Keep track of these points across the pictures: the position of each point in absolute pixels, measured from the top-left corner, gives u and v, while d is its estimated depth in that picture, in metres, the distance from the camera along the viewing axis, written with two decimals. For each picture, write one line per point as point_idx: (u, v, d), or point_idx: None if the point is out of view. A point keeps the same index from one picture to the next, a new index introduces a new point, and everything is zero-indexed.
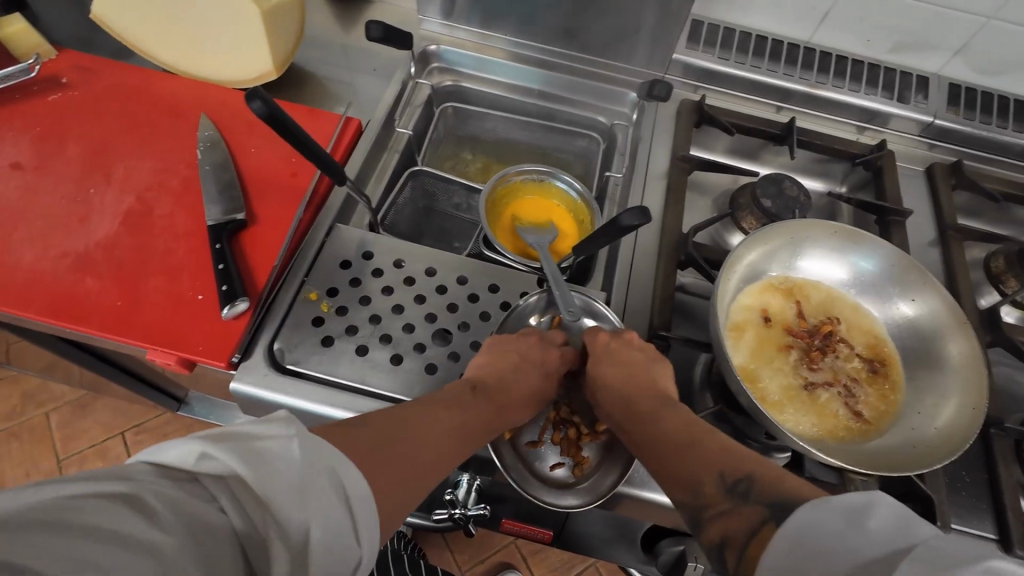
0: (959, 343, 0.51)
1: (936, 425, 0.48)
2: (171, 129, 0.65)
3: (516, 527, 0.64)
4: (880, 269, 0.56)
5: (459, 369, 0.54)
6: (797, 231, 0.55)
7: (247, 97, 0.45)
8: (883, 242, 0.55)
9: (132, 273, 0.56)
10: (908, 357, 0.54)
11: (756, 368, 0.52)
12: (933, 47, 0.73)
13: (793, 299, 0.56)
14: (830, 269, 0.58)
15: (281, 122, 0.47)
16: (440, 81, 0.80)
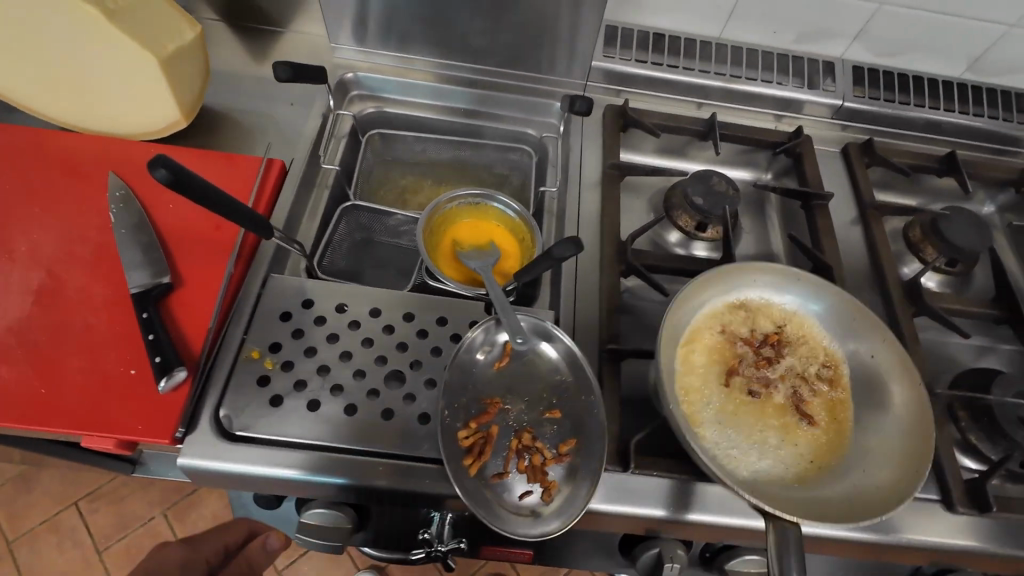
0: (902, 386, 0.53)
1: (885, 466, 0.49)
2: (76, 191, 0.60)
3: (494, 552, 0.63)
4: (822, 307, 0.59)
5: (416, 410, 0.53)
6: (741, 271, 0.57)
7: (150, 164, 0.42)
8: (822, 281, 0.58)
9: (52, 357, 0.51)
10: (856, 393, 0.56)
11: (705, 411, 0.53)
12: (834, 33, 0.77)
13: (740, 338, 0.57)
14: (772, 307, 0.60)
15: (192, 184, 0.44)
16: (363, 109, 0.78)
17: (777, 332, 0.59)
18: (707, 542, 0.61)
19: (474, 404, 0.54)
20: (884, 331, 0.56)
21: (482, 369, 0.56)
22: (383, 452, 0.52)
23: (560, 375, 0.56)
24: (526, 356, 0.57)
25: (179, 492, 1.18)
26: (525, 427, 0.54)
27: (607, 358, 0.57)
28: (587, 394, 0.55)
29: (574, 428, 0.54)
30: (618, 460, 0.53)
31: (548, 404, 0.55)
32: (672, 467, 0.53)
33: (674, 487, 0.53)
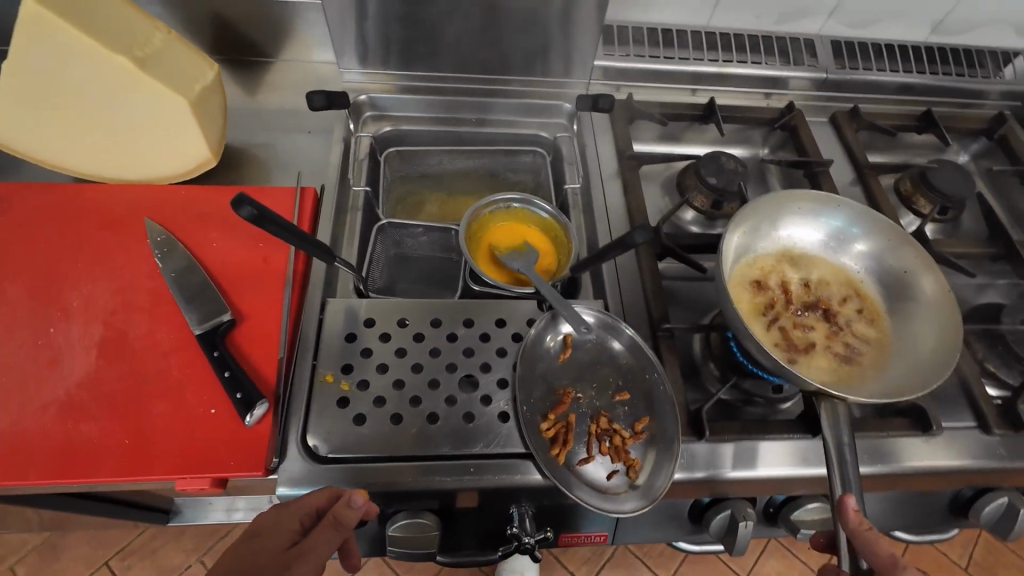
0: (930, 280, 0.61)
1: (926, 343, 0.57)
2: (118, 242, 0.60)
3: (571, 540, 0.65)
4: (855, 226, 0.65)
5: (495, 410, 0.56)
6: (783, 200, 0.64)
7: (236, 204, 0.45)
8: (856, 203, 0.64)
9: (130, 407, 0.51)
10: (889, 295, 0.63)
11: (761, 323, 0.60)
12: (811, 12, 0.83)
13: (786, 259, 0.65)
14: (812, 232, 0.66)
15: (269, 221, 0.48)
16: (379, 129, 0.79)
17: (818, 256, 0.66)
18: (769, 498, 0.64)
19: (548, 397, 0.57)
20: (910, 242, 0.63)
21: (547, 363, 0.59)
22: (471, 454, 0.54)
23: (619, 359, 0.60)
24: (585, 346, 0.60)
25: (214, 536, 1.15)
26: (599, 412, 0.57)
27: (663, 338, 0.61)
28: (650, 371, 0.59)
29: (644, 406, 0.58)
30: (691, 430, 0.56)
31: (615, 388, 0.58)
32: (742, 429, 0.57)
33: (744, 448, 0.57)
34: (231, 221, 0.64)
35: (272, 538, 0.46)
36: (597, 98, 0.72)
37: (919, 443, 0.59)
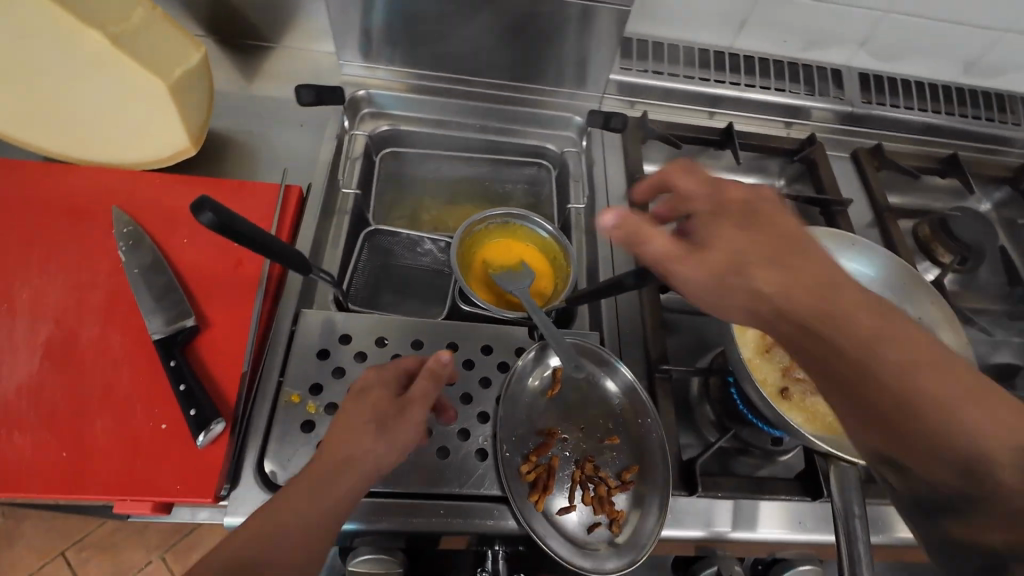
0: (948, 333, 0.56)
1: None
2: (80, 232, 0.56)
3: None
4: (871, 266, 0.61)
5: (473, 446, 0.52)
6: None
7: (197, 208, 0.42)
8: (872, 244, 0.60)
9: (74, 417, 0.47)
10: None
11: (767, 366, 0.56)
12: (842, 41, 0.79)
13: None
14: None
15: (235, 228, 0.44)
16: (375, 127, 0.73)
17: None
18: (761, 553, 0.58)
19: (531, 435, 0.53)
20: (929, 293, 0.59)
21: (533, 399, 0.54)
22: (443, 493, 0.50)
23: (610, 400, 0.56)
24: (575, 382, 0.56)
25: (177, 533, 1.10)
26: (585, 456, 0.53)
27: (659, 380, 0.57)
28: (642, 415, 0.54)
29: (634, 453, 0.54)
30: (683, 483, 0.52)
31: (604, 430, 0.54)
32: (737, 486, 0.53)
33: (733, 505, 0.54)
34: None
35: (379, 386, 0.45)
36: (609, 115, 0.70)
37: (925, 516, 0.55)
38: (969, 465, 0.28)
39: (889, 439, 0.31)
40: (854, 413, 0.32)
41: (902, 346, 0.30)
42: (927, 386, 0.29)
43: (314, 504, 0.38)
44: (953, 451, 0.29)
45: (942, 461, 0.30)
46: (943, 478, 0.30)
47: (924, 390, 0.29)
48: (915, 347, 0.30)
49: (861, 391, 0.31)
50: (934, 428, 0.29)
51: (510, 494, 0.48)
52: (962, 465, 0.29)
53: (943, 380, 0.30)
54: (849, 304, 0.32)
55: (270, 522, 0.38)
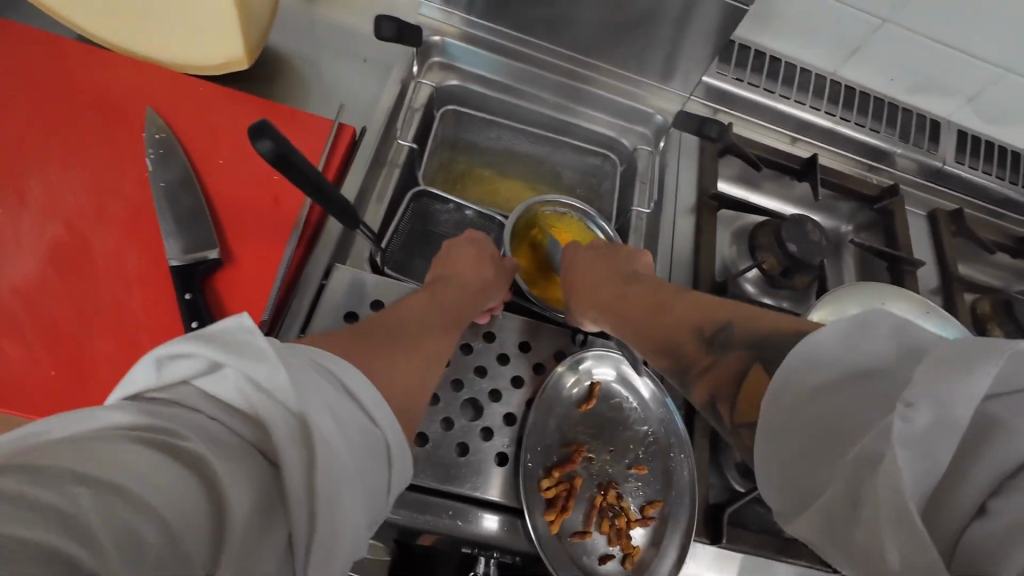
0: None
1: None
2: (107, 127, 0.50)
3: None
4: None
5: (494, 448, 0.47)
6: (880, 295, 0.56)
7: (257, 132, 0.37)
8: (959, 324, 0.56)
9: (71, 333, 0.43)
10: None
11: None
12: (948, 92, 0.74)
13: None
14: None
15: (291, 163, 0.39)
16: (443, 80, 0.67)
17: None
18: None
19: (556, 448, 0.49)
20: None
21: (564, 409, 0.50)
22: (453, 493, 0.45)
23: (645, 426, 0.51)
24: (611, 399, 0.52)
25: None
26: (609, 480, 0.49)
27: (699, 415, 0.53)
28: (675, 450, 0.51)
29: (660, 487, 0.50)
30: (706, 530, 0.49)
31: (633, 457, 0.50)
32: (758, 543, 0.50)
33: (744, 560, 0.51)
34: (247, 141, 0.53)
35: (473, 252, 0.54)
36: (704, 122, 0.64)
37: None
38: (767, 344, 0.35)
39: (711, 389, 0.38)
40: (681, 366, 0.41)
41: (711, 324, 0.40)
42: (707, 364, 0.39)
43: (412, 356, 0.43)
44: (759, 333, 0.36)
45: (807, 479, 0.29)
46: (808, 483, 0.29)
47: (692, 354, 0.40)
48: (722, 316, 0.40)
49: (665, 337, 0.43)
50: (721, 381, 0.37)
51: (527, 511, 0.44)
52: (757, 338, 0.36)
53: (694, 348, 0.40)
54: (700, 305, 0.42)
55: (392, 331, 0.44)
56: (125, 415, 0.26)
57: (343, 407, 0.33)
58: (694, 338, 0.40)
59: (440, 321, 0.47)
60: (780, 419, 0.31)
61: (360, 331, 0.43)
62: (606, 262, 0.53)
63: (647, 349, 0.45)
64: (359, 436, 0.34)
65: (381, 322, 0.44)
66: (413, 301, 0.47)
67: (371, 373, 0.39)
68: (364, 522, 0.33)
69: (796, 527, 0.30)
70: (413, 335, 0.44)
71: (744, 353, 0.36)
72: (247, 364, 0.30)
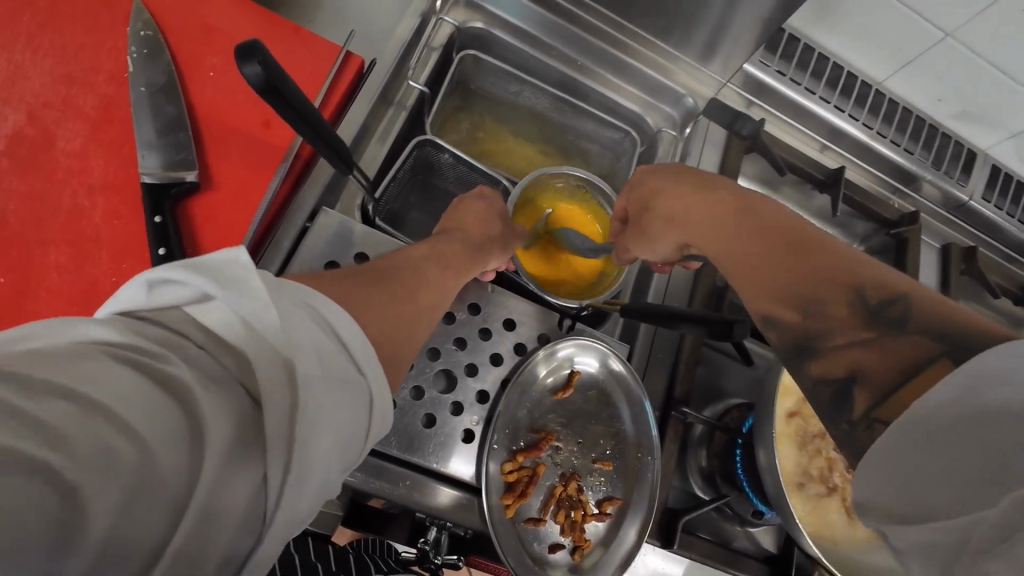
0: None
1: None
2: (87, 14, 0.45)
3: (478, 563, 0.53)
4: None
5: (460, 425, 0.46)
6: None
7: (246, 53, 0.32)
8: None
9: (26, 237, 0.40)
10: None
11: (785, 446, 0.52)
12: (994, 123, 0.70)
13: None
14: None
15: (280, 91, 0.34)
16: (467, 20, 0.61)
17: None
18: None
19: (524, 432, 0.47)
20: None
21: (540, 393, 0.49)
22: (414, 464, 0.44)
23: (618, 423, 0.50)
24: (588, 391, 0.50)
25: None
26: (572, 472, 0.48)
27: (672, 419, 0.52)
28: (645, 450, 0.49)
29: (622, 485, 0.49)
30: (658, 533, 0.49)
31: (600, 453, 0.49)
32: (707, 552, 0.50)
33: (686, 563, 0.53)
34: None
35: (487, 204, 0.50)
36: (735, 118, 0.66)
37: None
38: (957, 338, 0.28)
39: (851, 369, 0.31)
40: (807, 336, 0.33)
41: (875, 293, 0.31)
42: (865, 341, 0.31)
43: (420, 295, 0.38)
44: (941, 321, 0.29)
45: (922, 490, 0.25)
46: (933, 494, 0.25)
47: (840, 325, 0.32)
48: (896, 286, 0.31)
49: (795, 290, 0.34)
50: (877, 366, 0.30)
51: (485, 491, 0.43)
52: (941, 327, 0.29)
53: (846, 315, 0.32)
54: (832, 251, 0.35)
55: (399, 275, 0.38)
56: (109, 331, 0.20)
57: (331, 353, 0.25)
58: (849, 303, 0.32)
59: (442, 271, 0.42)
60: (908, 420, 0.26)
61: (360, 276, 0.35)
62: (695, 180, 0.45)
63: (755, 304, 0.37)
64: (342, 389, 0.25)
65: (386, 268, 0.38)
66: (411, 249, 0.42)
67: (365, 327, 0.31)
68: (313, 479, 0.24)
69: (881, 525, 0.26)
70: (411, 282, 0.38)
71: (926, 343, 0.29)
72: (236, 297, 0.23)
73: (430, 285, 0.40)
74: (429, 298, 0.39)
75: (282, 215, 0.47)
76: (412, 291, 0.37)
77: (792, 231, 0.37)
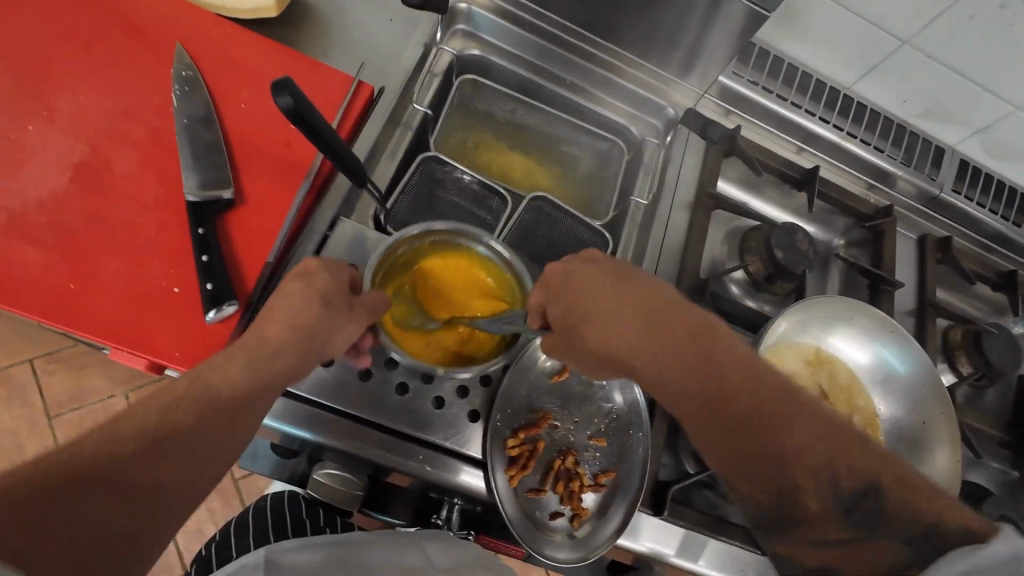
0: (946, 457, 0.55)
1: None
2: (135, 57, 0.52)
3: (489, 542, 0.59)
4: (892, 365, 0.59)
5: (467, 406, 0.51)
6: (847, 307, 0.57)
7: (278, 86, 0.39)
8: (918, 348, 0.57)
9: (88, 250, 0.46)
10: (900, 442, 0.58)
11: None
12: (960, 121, 0.74)
13: (818, 364, 0.59)
14: (857, 353, 0.59)
15: (305, 118, 0.41)
16: (465, 48, 0.68)
17: (851, 374, 0.60)
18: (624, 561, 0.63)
19: (524, 413, 0.52)
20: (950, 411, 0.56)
21: (538, 376, 0.54)
22: (428, 441, 0.50)
23: (611, 403, 0.55)
24: (582, 376, 0.55)
25: (144, 377, 1.13)
26: (569, 448, 0.53)
27: (661, 400, 0.57)
28: (635, 428, 0.54)
29: (615, 460, 0.54)
30: (650, 503, 0.53)
31: (594, 431, 0.54)
32: (696, 520, 0.55)
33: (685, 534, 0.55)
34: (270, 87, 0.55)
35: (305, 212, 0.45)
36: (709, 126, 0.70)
37: None
38: (931, 530, 0.30)
39: (819, 564, 0.33)
40: (776, 504, 0.34)
41: (848, 482, 0.32)
42: (837, 542, 0.32)
43: (210, 462, 0.36)
44: (912, 510, 0.31)
45: None
46: None
47: (813, 516, 0.33)
48: (865, 470, 0.32)
49: (761, 492, 0.34)
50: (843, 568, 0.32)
51: (490, 464, 0.49)
52: (910, 515, 0.31)
53: (821, 507, 0.33)
54: (784, 404, 0.35)
55: (171, 425, 0.34)
56: None
57: None
58: (822, 496, 0.32)
59: (250, 411, 0.39)
60: None
61: (169, 410, 0.35)
62: (635, 282, 0.41)
63: (722, 469, 0.37)
64: None
65: (211, 382, 0.37)
66: (263, 332, 0.41)
67: (153, 478, 0.32)
68: None
69: None
70: (182, 449, 0.34)
71: (895, 548, 0.30)
72: None
73: (232, 440, 0.37)
74: (212, 455, 0.36)
75: (305, 225, 0.54)
76: (197, 466, 0.35)
77: (761, 376, 0.36)
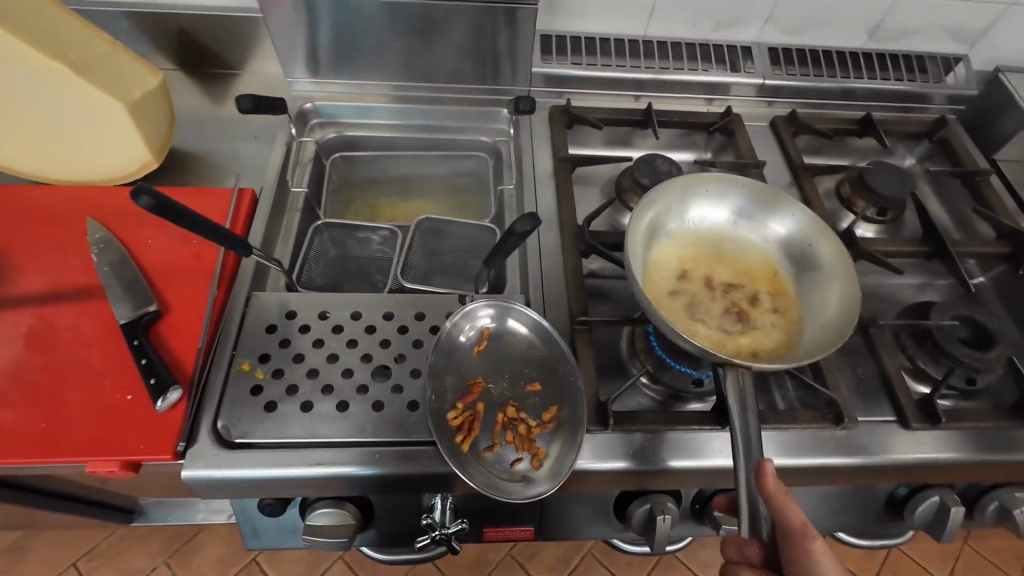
0: (828, 244, 0.61)
1: (833, 308, 0.57)
2: (57, 240, 0.63)
3: (496, 534, 0.67)
4: (754, 201, 0.66)
5: (405, 399, 0.57)
6: (687, 182, 0.64)
7: (134, 193, 0.48)
8: (751, 179, 0.65)
9: (51, 395, 0.53)
10: (795, 266, 0.63)
11: (678, 310, 0.59)
12: (747, 20, 0.85)
13: (694, 243, 0.64)
14: (714, 213, 0.66)
15: (168, 209, 0.50)
16: (325, 135, 0.81)
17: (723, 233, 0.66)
18: (619, 497, 0.65)
19: (458, 387, 0.57)
20: (807, 212, 0.63)
21: (462, 354, 0.59)
22: (385, 441, 0.54)
23: (534, 349, 0.60)
24: (501, 338, 0.61)
25: (178, 538, 1.13)
26: (509, 401, 0.58)
27: (578, 331, 0.62)
28: (562, 363, 0.59)
29: (556, 396, 0.58)
30: (598, 419, 0.57)
31: (529, 378, 0.59)
32: (652, 420, 0.58)
33: (653, 439, 0.57)
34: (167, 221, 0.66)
35: None
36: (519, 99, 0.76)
37: (835, 435, 0.60)
38: None
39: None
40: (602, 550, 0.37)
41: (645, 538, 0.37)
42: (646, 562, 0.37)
43: None
44: None
45: None
46: None
47: None
48: None
49: None
50: None
51: (437, 437, 0.52)
52: None
53: None
54: None
55: None
56: None
57: None
58: None
59: None
60: None
61: None
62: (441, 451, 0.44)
63: None
64: None
65: None
66: None
67: None
68: None
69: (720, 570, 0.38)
70: None
71: None
72: None
73: None
74: None
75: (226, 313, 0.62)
76: None
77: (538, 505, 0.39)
